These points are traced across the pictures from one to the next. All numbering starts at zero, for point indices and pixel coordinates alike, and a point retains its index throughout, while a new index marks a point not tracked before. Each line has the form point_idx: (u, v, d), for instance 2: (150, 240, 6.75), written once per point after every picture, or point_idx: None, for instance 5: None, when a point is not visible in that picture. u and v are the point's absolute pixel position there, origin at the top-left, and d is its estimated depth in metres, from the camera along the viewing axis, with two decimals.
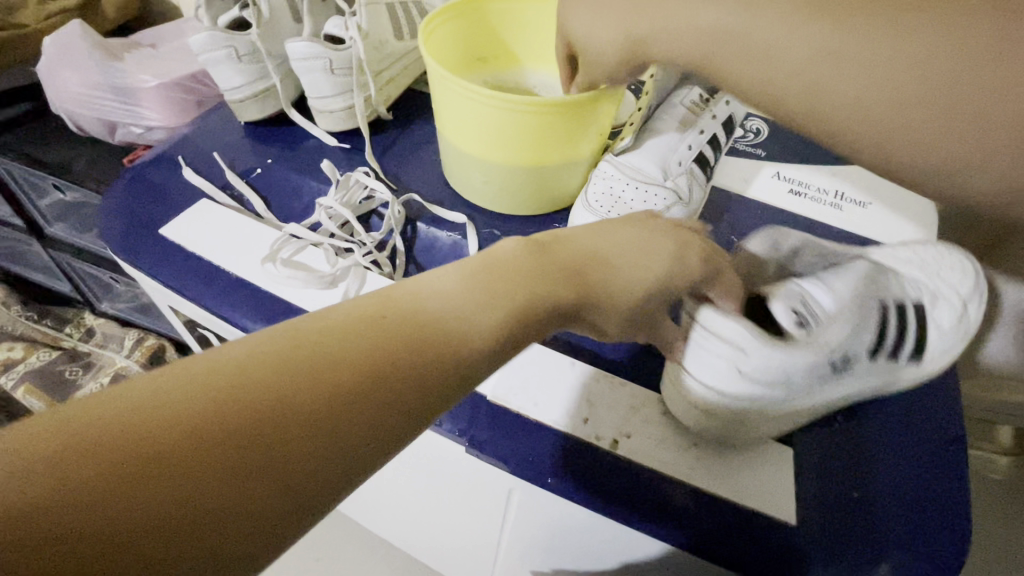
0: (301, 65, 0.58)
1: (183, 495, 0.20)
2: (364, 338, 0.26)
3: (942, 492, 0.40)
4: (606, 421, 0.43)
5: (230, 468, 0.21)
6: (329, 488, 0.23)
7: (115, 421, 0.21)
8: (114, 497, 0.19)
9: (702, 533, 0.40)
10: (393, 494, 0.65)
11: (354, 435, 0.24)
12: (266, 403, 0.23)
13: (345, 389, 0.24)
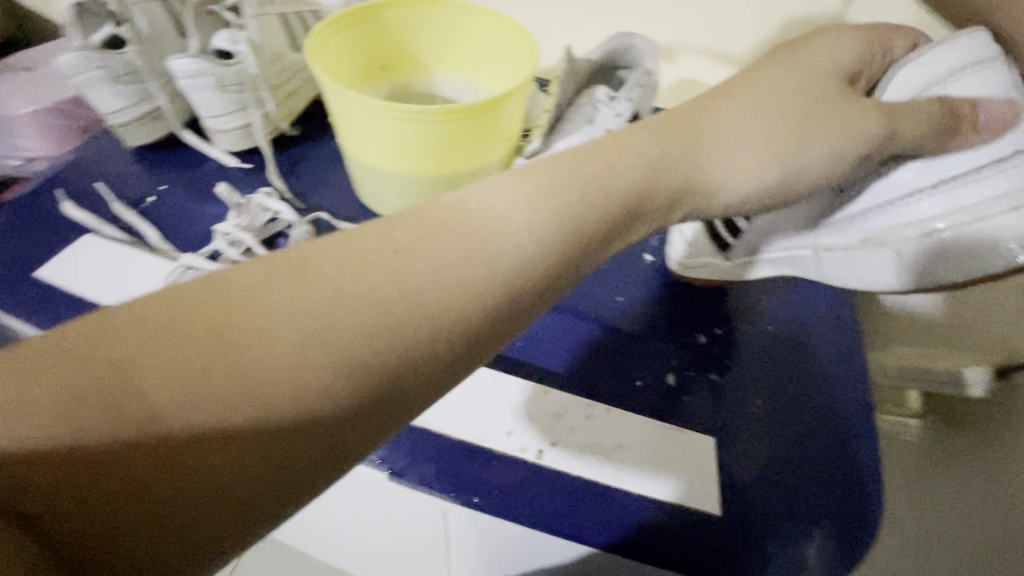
0: (186, 84, 0.54)
1: (166, 505, 0.21)
2: (333, 324, 0.24)
3: (849, 464, 0.43)
4: (531, 432, 0.43)
5: (208, 471, 0.21)
6: (284, 480, 0.23)
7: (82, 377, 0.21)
8: (94, 518, 0.20)
9: (634, 536, 0.39)
10: (331, 525, 0.62)
11: (338, 409, 0.24)
12: (234, 405, 0.22)
13: (322, 364, 0.23)
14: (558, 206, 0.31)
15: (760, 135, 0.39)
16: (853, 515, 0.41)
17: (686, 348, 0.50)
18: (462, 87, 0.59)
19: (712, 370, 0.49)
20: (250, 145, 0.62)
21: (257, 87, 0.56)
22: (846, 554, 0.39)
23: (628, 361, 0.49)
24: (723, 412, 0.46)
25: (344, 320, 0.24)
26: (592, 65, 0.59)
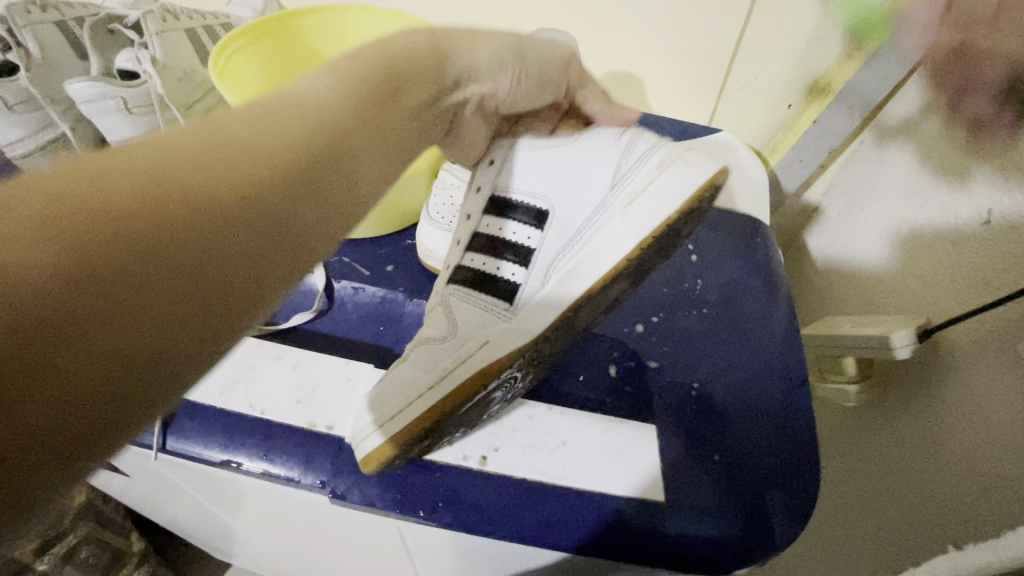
0: (88, 108, 0.51)
1: (156, 301, 0.19)
2: (217, 148, 0.24)
3: (790, 432, 0.46)
4: (473, 440, 0.43)
5: (179, 264, 0.20)
6: (256, 261, 0.23)
7: (18, 215, 0.18)
8: (79, 328, 0.17)
9: (585, 532, 0.40)
10: (292, 549, 0.60)
11: (271, 188, 0.24)
12: (165, 197, 0.21)
13: (231, 173, 0.23)
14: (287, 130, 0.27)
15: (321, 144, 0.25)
16: (800, 479, 0.43)
17: (624, 340, 0.51)
18: None
19: (651, 358, 0.50)
20: None
21: (167, 107, 0.54)
22: (798, 516, 0.41)
23: (570, 360, 0.50)
24: (665, 397, 0.48)
25: (209, 195, 0.22)
26: None
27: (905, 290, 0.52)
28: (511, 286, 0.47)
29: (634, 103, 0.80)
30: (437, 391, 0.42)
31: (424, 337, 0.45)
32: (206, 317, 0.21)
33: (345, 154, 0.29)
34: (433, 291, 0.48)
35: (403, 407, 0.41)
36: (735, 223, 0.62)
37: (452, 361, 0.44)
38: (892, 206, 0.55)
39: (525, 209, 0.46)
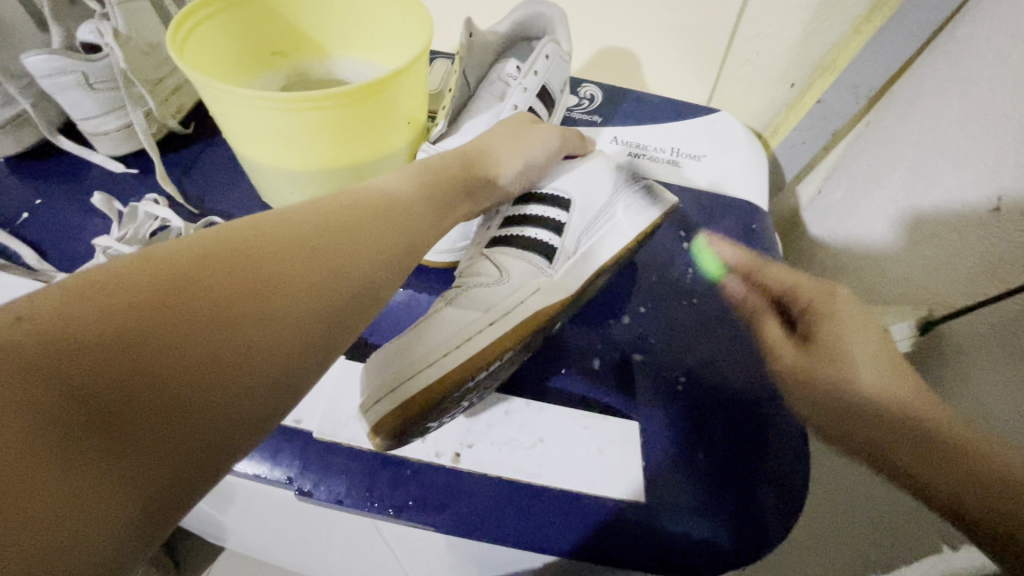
0: (48, 83, 0.48)
1: (209, 380, 0.22)
2: (300, 241, 0.27)
3: (780, 429, 0.44)
4: (446, 435, 0.41)
5: (230, 348, 0.23)
6: (299, 349, 0.25)
7: (105, 293, 0.21)
8: (141, 405, 0.20)
9: (562, 533, 0.38)
10: (270, 539, 0.60)
11: (319, 279, 0.26)
12: (222, 283, 0.23)
13: (295, 262, 0.26)
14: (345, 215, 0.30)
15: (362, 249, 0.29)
16: (791, 479, 0.41)
17: (609, 332, 0.49)
18: (363, 69, 0.54)
19: (636, 351, 0.48)
20: (136, 148, 0.57)
21: (131, 82, 0.51)
22: (785, 517, 0.39)
23: (551, 352, 0.48)
24: (652, 394, 0.45)
25: (252, 293, 0.24)
26: (499, 38, 0.56)
27: (904, 281, 0.49)
28: (548, 248, 0.44)
29: (631, 82, 0.77)
30: (487, 334, 0.37)
31: (474, 286, 0.41)
32: (250, 409, 0.23)
33: (397, 240, 0.31)
34: (465, 259, 0.44)
35: (439, 357, 0.36)
36: (731, 211, 0.59)
37: (491, 312, 0.39)
38: (895, 191, 0.52)
39: (550, 196, 0.46)
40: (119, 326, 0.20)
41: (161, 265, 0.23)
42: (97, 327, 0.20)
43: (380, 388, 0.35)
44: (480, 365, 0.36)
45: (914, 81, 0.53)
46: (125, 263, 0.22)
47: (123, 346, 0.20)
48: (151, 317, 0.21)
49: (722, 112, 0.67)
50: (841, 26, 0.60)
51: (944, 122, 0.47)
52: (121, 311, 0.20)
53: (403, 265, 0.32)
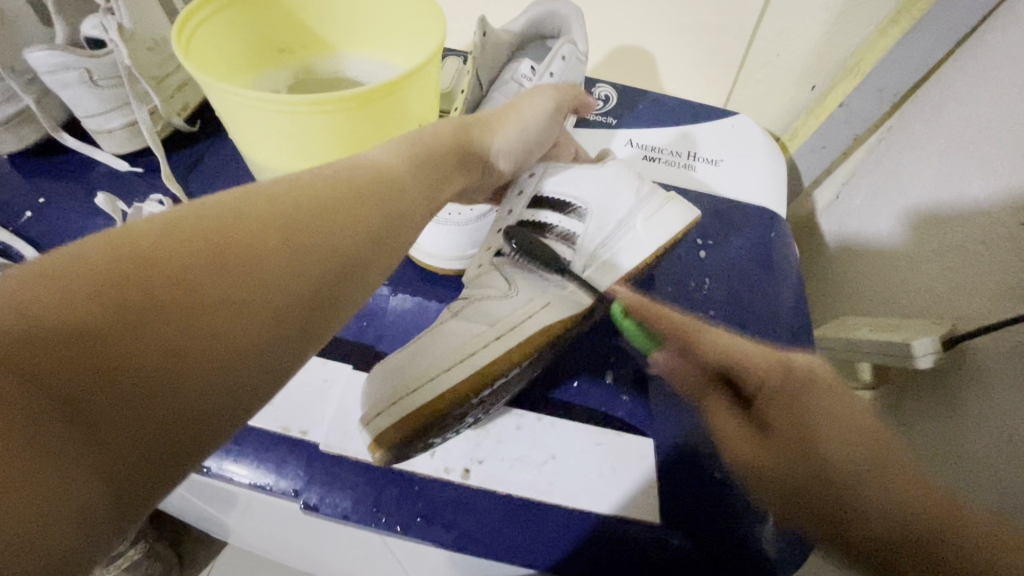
0: (51, 79, 0.47)
1: (190, 356, 0.22)
2: (280, 220, 0.27)
3: None
4: (455, 451, 0.40)
5: (211, 325, 0.23)
6: (280, 325, 0.25)
7: (80, 276, 0.21)
8: (119, 381, 0.20)
9: (572, 552, 0.37)
10: (278, 544, 0.59)
11: (300, 257, 0.27)
12: (199, 261, 0.23)
13: (277, 239, 0.26)
14: (329, 199, 0.30)
15: (335, 227, 0.29)
16: None
17: (622, 344, 0.48)
18: (372, 68, 0.52)
19: (652, 365, 0.47)
20: (140, 145, 0.56)
21: (135, 79, 0.49)
22: (802, 540, 0.38)
23: (563, 364, 0.47)
24: (666, 410, 0.44)
25: (219, 280, 0.24)
26: (513, 37, 0.54)
27: (924, 292, 0.47)
28: (560, 259, 0.42)
29: (646, 82, 0.75)
30: (495, 348, 0.36)
31: (480, 298, 0.40)
32: (221, 397, 0.23)
33: (378, 221, 0.31)
34: (475, 267, 0.43)
35: (440, 372, 0.35)
36: (749, 218, 0.58)
37: (497, 325, 0.37)
38: (915, 201, 0.51)
39: (562, 203, 0.44)
40: (81, 315, 0.20)
41: (121, 252, 0.22)
42: (60, 315, 0.19)
43: (380, 402, 0.34)
44: (482, 380, 0.35)
45: (940, 86, 0.51)
46: (82, 252, 0.22)
47: (94, 325, 0.20)
48: (116, 304, 0.21)
49: (741, 115, 0.65)
50: (866, 28, 0.58)
51: (971, 131, 0.45)
52: (88, 295, 0.20)
53: (380, 253, 0.31)
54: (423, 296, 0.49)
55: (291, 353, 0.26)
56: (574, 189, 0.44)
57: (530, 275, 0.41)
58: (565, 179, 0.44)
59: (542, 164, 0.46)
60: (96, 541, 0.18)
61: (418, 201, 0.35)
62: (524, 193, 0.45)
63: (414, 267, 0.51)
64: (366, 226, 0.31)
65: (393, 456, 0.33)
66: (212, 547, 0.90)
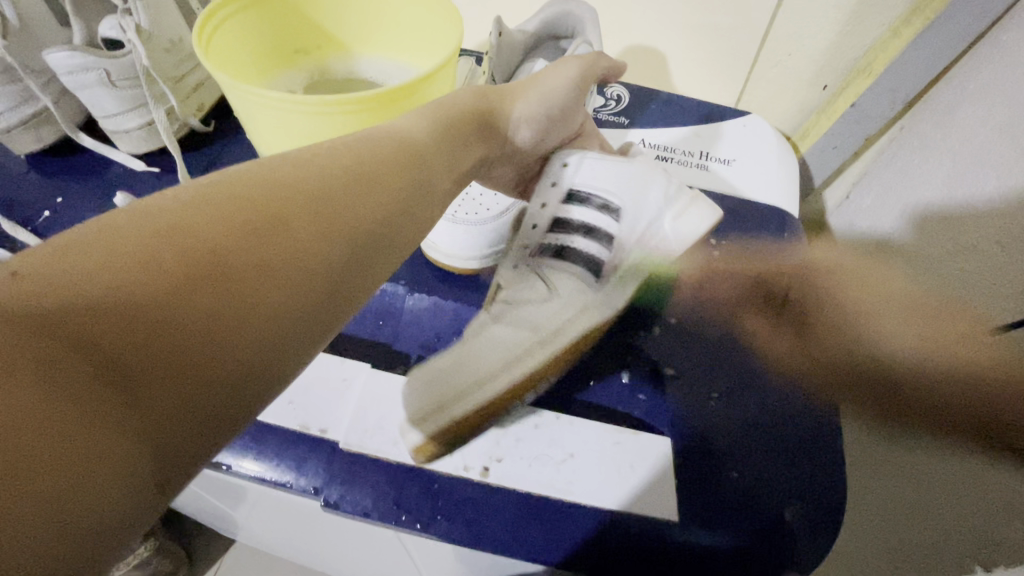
0: (69, 80, 0.47)
1: (218, 332, 0.23)
2: (308, 200, 0.28)
3: (807, 437, 0.43)
4: (475, 449, 0.40)
5: (239, 302, 0.24)
6: (308, 303, 0.26)
7: (115, 252, 0.22)
8: (152, 355, 0.21)
9: (588, 550, 0.37)
10: (292, 541, 0.60)
11: (326, 235, 0.28)
12: (227, 240, 0.25)
13: (305, 218, 0.27)
14: (358, 188, 0.30)
15: (363, 209, 0.30)
16: (823, 492, 0.41)
17: (637, 343, 0.48)
18: (388, 68, 0.53)
19: (668, 364, 0.47)
20: (156, 146, 0.56)
21: (153, 80, 0.50)
22: (820, 538, 0.38)
23: (582, 362, 0.47)
24: (682, 411, 0.44)
25: (245, 250, 0.25)
26: (527, 37, 0.54)
27: (935, 290, 0.47)
28: (594, 261, 0.43)
29: (656, 82, 0.75)
30: (537, 355, 0.39)
31: (519, 301, 0.41)
32: (251, 365, 0.24)
33: (400, 203, 0.32)
34: (510, 269, 0.44)
35: (484, 377, 0.37)
36: (763, 216, 0.58)
37: (539, 331, 0.39)
38: (927, 199, 0.51)
39: (595, 200, 0.44)
40: (116, 286, 0.21)
41: (150, 224, 0.23)
42: (97, 288, 0.21)
43: (426, 407, 0.37)
44: (524, 386, 0.38)
45: (953, 86, 0.51)
46: (114, 224, 0.23)
47: (128, 300, 0.21)
48: (148, 276, 0.22)
49: (753, 115, 0.65)
50: (878, 28, 0.58)
51: (985, 131, 0.45)
52: (125, 271, 0.22)
53: (400, 227, 0.32)
54: (439, 295, 0.50)
55: (317, 330, 0.27)
56: (606, 186, 0.44)
57: (565, 279, 0.42)
58: (596, 175, 0.44)
59: (577, 153, 0.45)
60: (138, 501, 0.20)
61: (437, 202, 0.35)
62: (558, 185, 0.45)
63: (429, 266, 0.52)
64: (390, 208, 0.31)
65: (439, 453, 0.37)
66: (220, 544, 0.91)
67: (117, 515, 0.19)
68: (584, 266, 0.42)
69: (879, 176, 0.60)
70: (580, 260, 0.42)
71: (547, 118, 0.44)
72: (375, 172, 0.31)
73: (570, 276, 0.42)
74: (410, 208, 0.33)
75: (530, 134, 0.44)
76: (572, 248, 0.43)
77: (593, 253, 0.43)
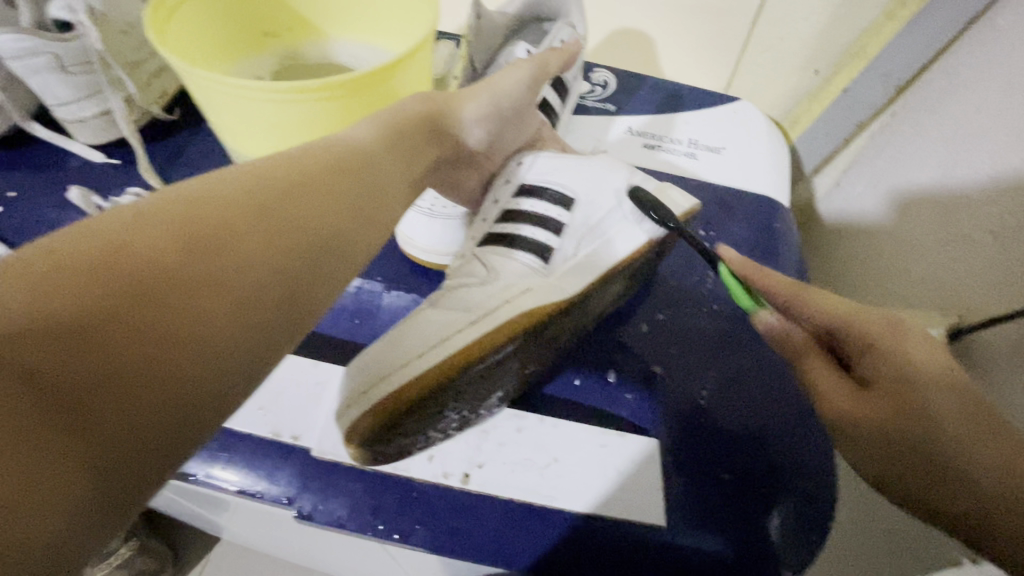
0: (17, 66, 0.44)
1: (180, 349, 0.21)
2: (261, 210, 0.26)
3: (794, 431, 0.42)
4: (455, 455, 0.39)
5: (197, 319, 0.22)
6: (270, 315, 0.25)
7: (60, 269, 0.20)
8: (109, 377, 0.19)
9: (556, 559, 0.36)
10: (273, 544, 0.58)
11: (284, 244, 0.26)
12: (179, 255, 0.23)
13: (262, 228, 0.26)
14: (324, 195, 0.29)
15: (323, 211, 0.28)
16: (816, 491, 0.40)
17: (624, 341, 0.47)
18: (361, 51, 0.50)
19: (656, 363, 0.46)
20: (116, 136, 0.53)
21: (108, 65, 0.47)
22: (810, 533, 0.38)
23: (567, 360, 0.45)
24: (671, 410, 0.43)
25: (203, 268, 0.23)
26: (508, 18, 0.52)
27: (928, 279, 0.46)
28: (542, 248, 0.40)
29: (645, 67, 0.73)
30: (470, 333, 0.34)
31: (459, 288, 0.38)
32: (208, 384, 0.22)
33: (360, 205, 0.31)
34: (459, 258, 0.42)
35: (413, 358, 0.33)
36: (751, 206, 0.56)
37: (474, 311, 0.35)
38: (915, 186, 0.50)
39: (546, 191, 0.41)
40: (53, 304, 0.19)
41: (88, 242, 0.21)
42: (40, 310, 0.19)
43: (353, 394, 0.33)
44: (450, 369, 0.32)
45: (947, 70, 0.49)
46: (51, 244, 0.21)
47: (75, 321, 0.19)
48: (100, 294, 0.20)
49: (743, 101, 0.63)
50: (872, 10, 0.56)
51: (979, 115, 0.43)
52: (69, 291, 0.20)
53: (359, 231, 0.30)
54: (418, 293, 0.47)
55: (282, 343, 0.26)
56: (553, 178, 0.42)
57: (508, 266, 0.38)
58: (545, 167, 0.42)
59: (532, 152, 0.44)
60: (86, 533, 0.18)
61: (396, 202, 0.34)
62: (511, 180, 0.43)
63: (407, 261, 0.50)
64: (351, 214, 0.30)
65: (370, 450, 0.32)
66: (204, 543, 0.89)
67: (59, 556, 0.17)
68: (528, 250, 0.39)
69: (869, 162, 0.59)
70: (523, 245, 0.39)
71: (515, 112, 0.42)
72: (334, 176, 0.30)
73: (512, 261, 0.39)
74: (368, 208, 0.31)
75: (496, 130, 0.42)
76: (517, 236, 0.40)
77: (538, 238, 0.40)
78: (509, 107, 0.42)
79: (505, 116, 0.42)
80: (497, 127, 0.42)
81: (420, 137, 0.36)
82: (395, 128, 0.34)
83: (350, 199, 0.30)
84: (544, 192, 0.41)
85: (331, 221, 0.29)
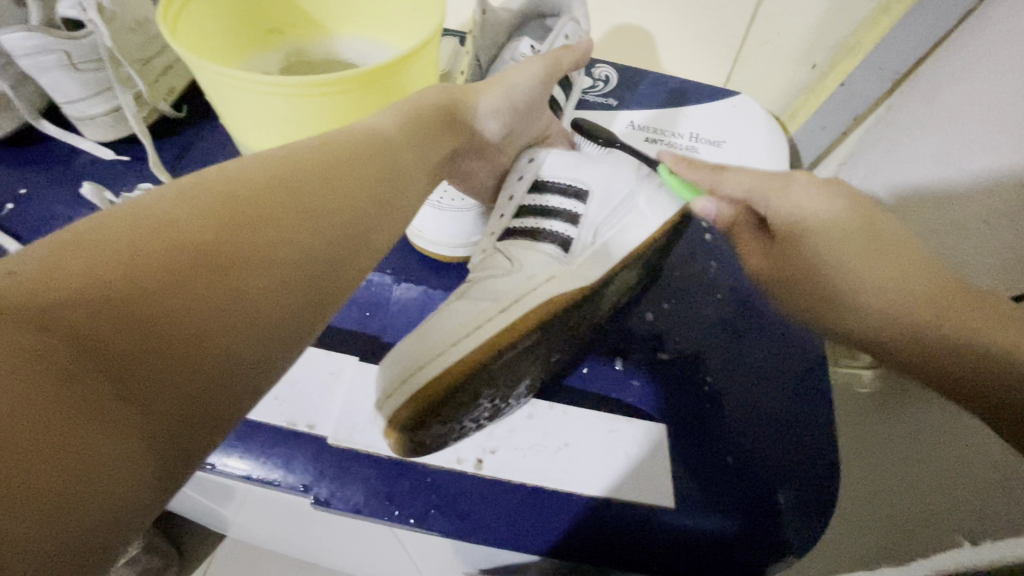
0: (29, 63, 0.44)
1: (214, 323, 0.22)
2: (289, 195, 0.27)
3: (800, 414, 0.44)
4: (468, 442, 0.40)
5: (230, 296, 0.23)
6: (298, 295, 0.26)
7: (105, 246, 0.21)
8: (150, 347, 0.20)
9: (571, 540, 0.37)
10: (284, 537, 0.59)
11: (311, 228, 0.27)
12: (211, 234, 0.24)
13: (289, 212, 0.27)
14: (350, 185, 0.30)
15: (345, 200, 0.29)
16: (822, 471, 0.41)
17: (632, 330, 0.48)
18: (367, 48, 0.50)
19: (663, 351, 0.47)
20: (125, 133, 0.54)
21: (119, 63, 0.47)
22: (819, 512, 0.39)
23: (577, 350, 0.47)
24: (679, 395, 0.44)
25: (234, 247, 0.24)
26: (511, 15, 0.53)
27: None
28: (564, 240, 0.41)
29: (645, 63, 0.74)
30: (499, 322, 0.35)
31: (482, 279, 0.39)
32: (242, 360, 0.23)
33: (379, 193, 0.31)
34: (479, 254, 0.42)
35: (447, 348, 0.34)
36: None
37: (501, 300, 0.36)
38: (910, 177, 0.51)
39: (560, 186, 0.42)
40: (95, 282, 0.20)
41: (127, 222, 0.22)
42: (86, 283, 0.20)
43: (390, 385, 0.34)
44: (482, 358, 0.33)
45: (940, 62, 0.50)
46: (94, 223, 0.22)
47: (117, 293, 0.20)
48: (140, 269, 0.21)
49: (743, 95, 0.64)
50: (866, 5, 0.57)
51: (972, 106, 0.45)
52: (112, 265, 0.21)
53: (379, 219, 0.31)
54: (427, 285, 0.48)
55: (310, 324, 0.26)
56: (567, 173, 0.43)
57: (534, 257, 0.39)
58: (558, 163, 0.43)
59: (543, 149, 0.45)
60: (135, 499, 0.18)
61: (411, 193, 0.34)
62: (524, 177, 0.44)
63: (416, 254, 0.50)
64: (372, 203, 0.31)
65: (412, 438, 0.33)
66: (210, 540, 0.89)
67: (109, 519, 0.17)
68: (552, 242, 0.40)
69: (864, 154, 0.60)
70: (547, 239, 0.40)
71: (523, 106, 0.43)
72: (353, 167, 0.30)
73: (537, 253, 0.39)
74: (386, 198, 0.32)
75: (505, 123, 0.43)
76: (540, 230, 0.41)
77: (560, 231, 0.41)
78: (517, 101, 0.42)
79: (513, 108, 0.42)
80: (506, 121, 0.43)
81: (432, 129, 0.37)
82: (408, 121, 0.35)
83: (369, 189, 0.31)
84: (562, 188, 0.42)
85: (351, 210, 0.29)
